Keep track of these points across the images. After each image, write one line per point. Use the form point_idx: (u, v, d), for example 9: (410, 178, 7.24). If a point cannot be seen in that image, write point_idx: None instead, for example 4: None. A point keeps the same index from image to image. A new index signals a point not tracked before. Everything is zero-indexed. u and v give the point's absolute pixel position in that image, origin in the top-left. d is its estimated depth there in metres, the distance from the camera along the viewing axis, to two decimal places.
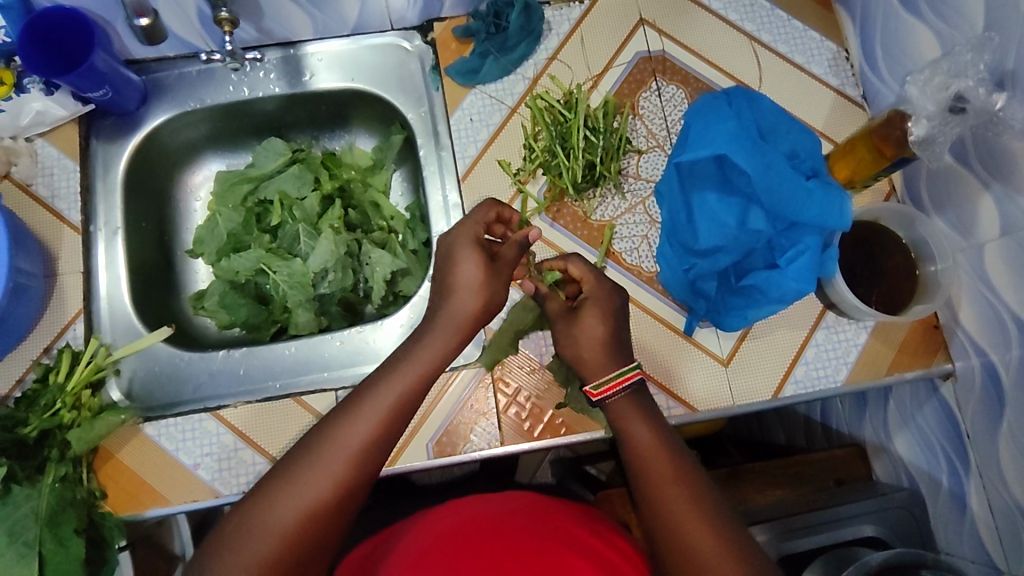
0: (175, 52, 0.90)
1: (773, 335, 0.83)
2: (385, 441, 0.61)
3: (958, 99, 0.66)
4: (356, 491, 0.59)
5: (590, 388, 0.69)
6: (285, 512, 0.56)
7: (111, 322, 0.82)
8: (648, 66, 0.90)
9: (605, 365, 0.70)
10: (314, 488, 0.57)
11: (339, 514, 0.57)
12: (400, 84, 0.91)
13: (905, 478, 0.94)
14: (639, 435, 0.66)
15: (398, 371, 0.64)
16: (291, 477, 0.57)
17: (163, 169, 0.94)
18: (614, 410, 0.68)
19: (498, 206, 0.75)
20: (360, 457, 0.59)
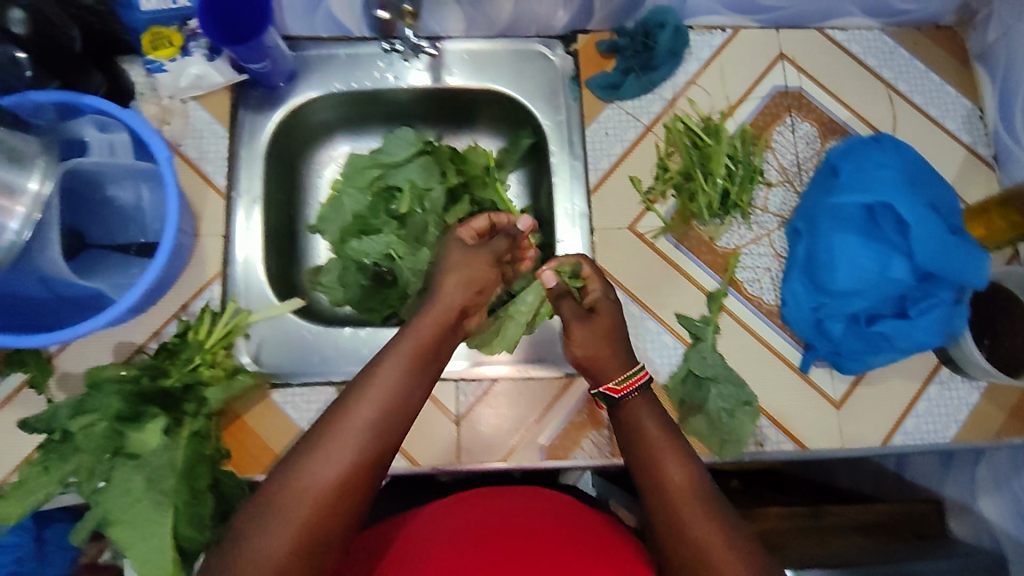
0: (328, 34, 0.93)
1: (887, 383, 0.84)
2: (393, 423, 0.60)
3: None
4: (370, 474, 0.58)
5: (613, 385, 0.73)
6: (307, 489, 0.55)
7: (245, 287, 0.85)
8: (784, 101, 0.92)
9: (615, 368, 0.74)
10: (327, 469, 0.56)
11: (353, 492, 0.56)
12: (539, 90, 0.93)
13: (987, 539, 0.96)
14: (651, 427, 0.68)
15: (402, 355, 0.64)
16: (304, 458, 0.56)
17: (298, 145, 0.97)
18: (630, 408, 0.71)
19: (491, 214, 0.83)
20: (369, 437, 0.58)
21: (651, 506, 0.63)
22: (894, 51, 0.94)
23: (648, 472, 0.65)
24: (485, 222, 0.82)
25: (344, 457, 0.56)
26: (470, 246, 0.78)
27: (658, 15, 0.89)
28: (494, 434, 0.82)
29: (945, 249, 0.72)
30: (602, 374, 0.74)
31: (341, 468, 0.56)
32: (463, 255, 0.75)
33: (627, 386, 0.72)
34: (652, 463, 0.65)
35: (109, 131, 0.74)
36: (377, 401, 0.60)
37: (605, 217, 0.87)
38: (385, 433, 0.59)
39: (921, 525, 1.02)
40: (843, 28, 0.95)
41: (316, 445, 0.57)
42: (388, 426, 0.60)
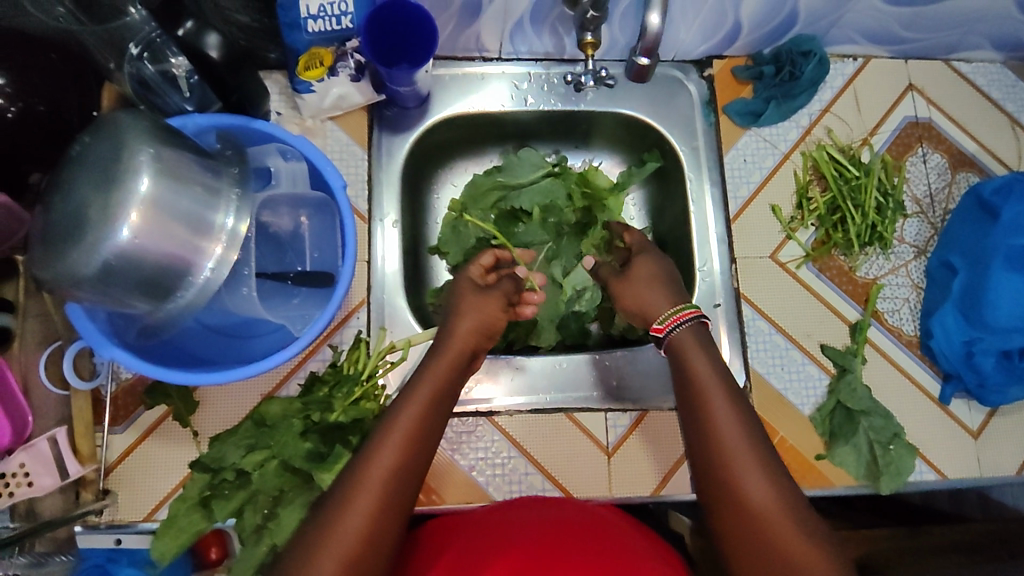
0: (463, 53, 0.91)
1: (1022, 413, 0.85)
2: (412, 474, 0.61)
3: None
4: (394, 524, 0.58)
5: (656, 325, 0.78)
6: (342, 541, 0.55)
7: (391, 316, 0.82)
8: (915, 131, 0.93)
9: (664, 306, 0.79)
10: (354, 519, 0.56)
11: (378, 542, 0.56)
12: (674, 115, 0.93)
13: None
14: (706, 372, 0.69)
15: (414, 406, 0.65)
16: (335, 510, 0.57)
17: (424, 165, 0.95)
18: (677, 340, 0.74)
19: (493, 250, 0.89)
20: (388, 483, 0.59)
21: (698, 460, 0.64)
22: (1017, 84, 0.96)
23: (706, 429, 0.65)
24: (488, 257, 0.88)
25: (363, 506, 0.57)
26: (480, 288, 0.83)
27: (803, 44, 0.88)
28: (644, 466, 0.82)
29: None
30: (649, 315, 0.81)
31: (364, 518, 0.56)
32: (479, 298, 0.81)
33: (669, 320, 0.77)
34: (706, 414, 0.65)
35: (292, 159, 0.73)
36: (393, 446, 0.61)
37: (746, 246, 0.88)
38: (404, 479, 0.60)
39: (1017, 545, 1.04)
40: (969, 60, 0.96)
41: (339, 498, 0.58)
42: (408, 474, 0.60)
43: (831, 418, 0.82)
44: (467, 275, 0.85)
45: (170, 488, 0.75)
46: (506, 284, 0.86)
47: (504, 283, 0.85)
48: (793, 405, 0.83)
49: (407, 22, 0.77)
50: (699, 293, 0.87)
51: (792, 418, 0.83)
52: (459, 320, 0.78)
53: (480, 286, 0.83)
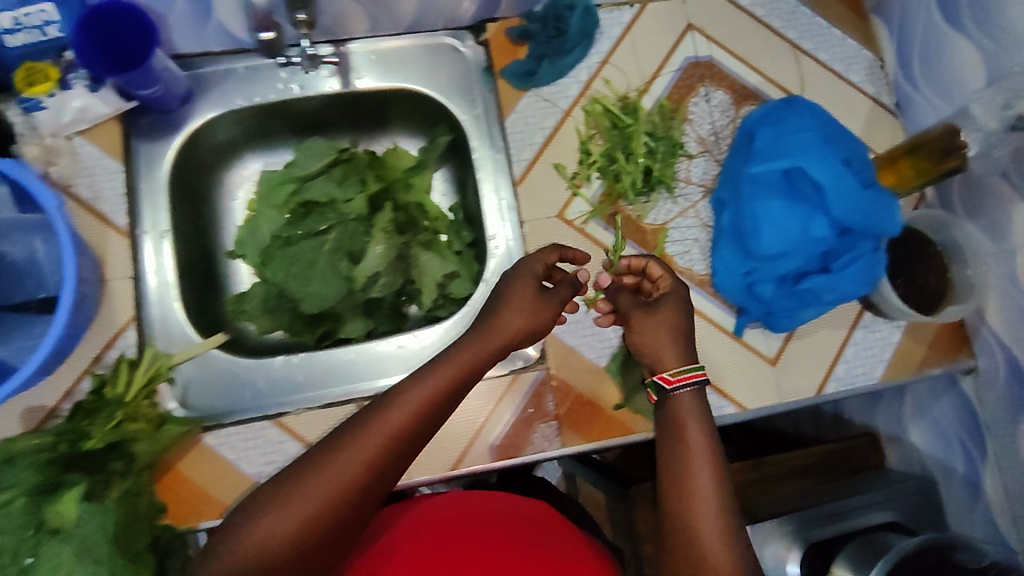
0: (221, 48, 0.87)
1: (816, 334, 0.86)
2: (417, 437, 0.62)
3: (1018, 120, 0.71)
4: (386, 479, 0.60)
5: (664, 375, 0.70)
6: (328, 484, 0.57)
7: (163, 329, 0.80)
8: (696, 71, 0.92)
9: (672, 357, 0.71)
10: (345, 470, 0.58)
11: (362, 494, 0.58)
12: (453, 84, 0.90)
13: (918, 465, 1.02)
14: (695, 435, 0.65)
15: (434, 379, 0.64)
16: (325, 456, 0.58)
17: (204, 167, 0.92)
18: (675, 404, 0.67)
19: (558, 248, 0.79)
20: (391, 442, 0.60)
21: (669, 505, 0.62)
22: (797, 11, 0.95)
23: (681, 485, 0.62)
24: (552, 255, 0.79)
25: (359, 458, 0.58)
26: (539, 291, 0.75)
27: None
28: (442, 444, 0.80)
29: (861, 204, 0.74)
30: (658, 361, 0.71)
31: (358, 469, 0.58)
32: (534, 301, 0.73)
33: (682, 378, 0.69)
34: (688, 482, 0.61)
35: None
36: (412, 406, 0.62)
37: (532, 210, 0.86)
38: (404, 443, 0.61)
39: (857, 460, 1.11)
40: None
41: (342, 440, 0.59)
42: (414, 439, 0.62)
43: (624, 366, 0.83)
44: (528, 266, 0.77)
45: None
46: (566, 288, 0.78)
47: (561, 290, 0.76)
48: (589, 359, 0.84)
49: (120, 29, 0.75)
50: (493, 262, 0.87)
51: (584, 373, 0.83)
52: (510, 315, 0.72)
53: (541, 289, 0.75)
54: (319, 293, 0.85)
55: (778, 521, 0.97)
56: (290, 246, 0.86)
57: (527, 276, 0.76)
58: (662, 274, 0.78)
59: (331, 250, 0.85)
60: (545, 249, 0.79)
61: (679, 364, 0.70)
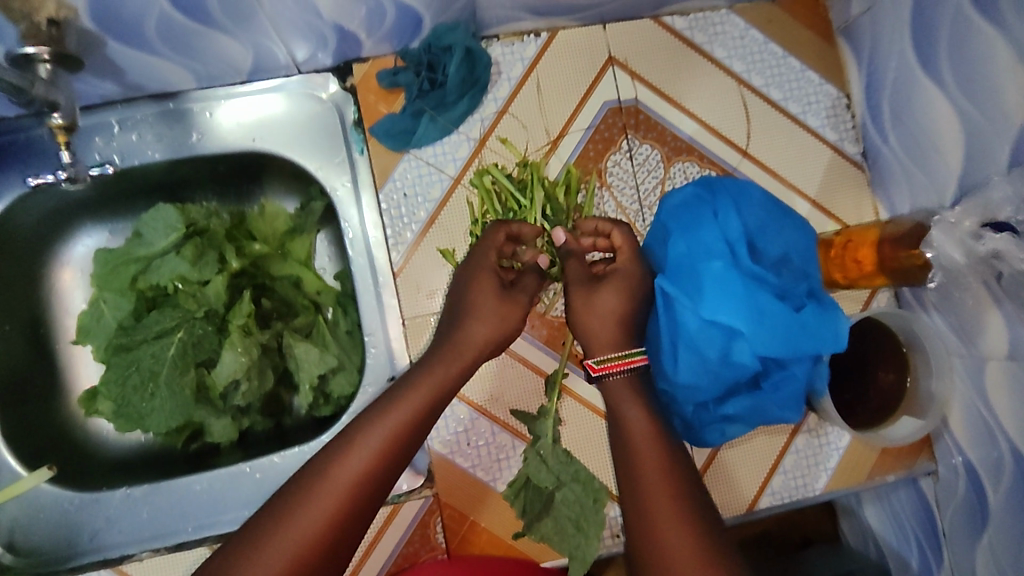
0: (17, 112, 0.70)
1: (751, 441, 0.75)
2: (384, 481, 0.53)
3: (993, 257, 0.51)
4: (353, 531, 0.51)
5: (590, 362, 0.59)
6: (287, 544, 0.48)
7: None
8: (617, 120, 0.75)
9: (615, 343, 0.59)
10: (311, 516, 0.49)
11: (330, 554, 0.49)
12: (316, 144, 0.74)
13: (873, 549, 0.91)
14: (635, 417, 0.56)
15: (402, 413, 0.56)
16: (288, 508, 0.50)
17: (27, 250, 0.76)
18: (611, 392, 0.58)
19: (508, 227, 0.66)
20: (357, 487, 0.51)
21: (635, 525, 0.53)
22: (745, 35, 0.77)
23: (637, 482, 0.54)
24: (501, 236, 0.66)
25: (324, 509, 0.50)
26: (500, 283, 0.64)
27: (443, 36, 0.69)
28: None
29: (792, 331, 0.61)
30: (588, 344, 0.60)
31: (325, 521, 0.49)
32: (496, 303, 0.63)
33: (610, 365, 0.58)
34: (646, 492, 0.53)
35: None
36: (375, 445, 0.53)
37: (413, 304, 0.72)
38: (373, 486, 0.52)
39: (807, 527, 1.00)
40: (683, 12, 0.77)
41: (303, 492, 0.50)
42: (381, 483, 0.53)
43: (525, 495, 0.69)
44: (483, 261, 0.64)
45: None
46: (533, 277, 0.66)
47: (527, 282, 0.65)
48: (483, 483, 0.72)
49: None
50: (370, 367, 0.73)
51: (478, 499, 0.71)
52: (474, 325, 0.62)
53: (500, 285, 0.64)
54: (164, 409, 0.72)
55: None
56: (131, 351, 0.72)
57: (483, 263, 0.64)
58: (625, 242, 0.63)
59: (175, 358, 0.72)
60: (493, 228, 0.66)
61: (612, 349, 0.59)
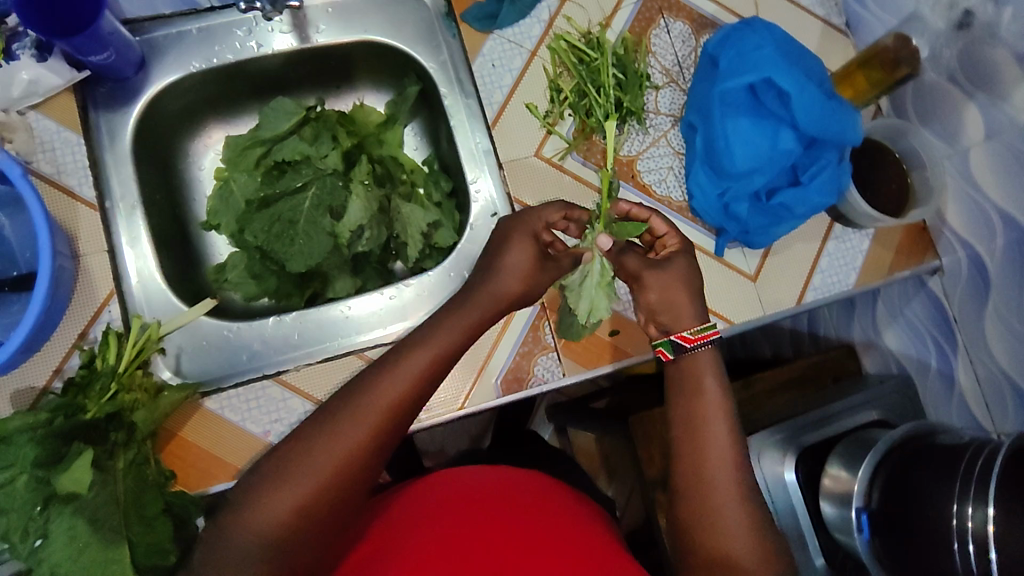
0: (172, 9, 0.84)
1: (792, 249, 0.90)
2: (412, 408, 0.62)
3: (965, 15, 0.80)
4: (387, 446, 0.60)
5: (687, 333, 0.75)
6: (331, 455, 0.57)
7: (147, 300, 0.79)
8: (655, 3, 0.93)
9: (692, 318, 0.77)
10: (356, 433, 0.58)
11: (370, 462, 0.59)
12: (415, 33, 0.90)
13: (894, 365, 1.09)
14: (712, 388, 0.72)
15: (430, 350, 0.64)
16: (332, 424, 0.58)
17: (166, 138, 0.89)
18: (695, 361, 0.74)
19: (566, 207, 0.79)
20: (393, 411, 0.60)
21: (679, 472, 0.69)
22: None
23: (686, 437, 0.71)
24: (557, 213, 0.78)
25: (368, 424, 0.59)
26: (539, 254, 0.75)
27: None
28: (444, 389, 0.81)
29: (823, 113, 0.78)
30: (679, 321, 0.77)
31: (368, 432, 0.59)
32: (535, 267, 0.74)
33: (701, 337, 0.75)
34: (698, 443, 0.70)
35: None
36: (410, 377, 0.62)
37: (509, 150, 0.87)
38: (406, 410, 0.61)
39: (840, 368, 1.11)
40: None
41: (345, 410, 0.59)
42: (410, 409, 0.62)
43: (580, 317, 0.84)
44: (533, 228, 0.76)
45: None
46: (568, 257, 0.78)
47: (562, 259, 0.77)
48: None
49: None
50: (476, 208, 0.88)
51: None
52: (507, 281, 0.72)
53: (538, 253, 0.75)
54: (304, 252, 0.83)
55: (768, 431, 0.98)
56: (271, 206, 0.84)
57: (532, 229, 0.76)
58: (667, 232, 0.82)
59: (311, 208, 0.84)
60: (550, 206, 0.78)
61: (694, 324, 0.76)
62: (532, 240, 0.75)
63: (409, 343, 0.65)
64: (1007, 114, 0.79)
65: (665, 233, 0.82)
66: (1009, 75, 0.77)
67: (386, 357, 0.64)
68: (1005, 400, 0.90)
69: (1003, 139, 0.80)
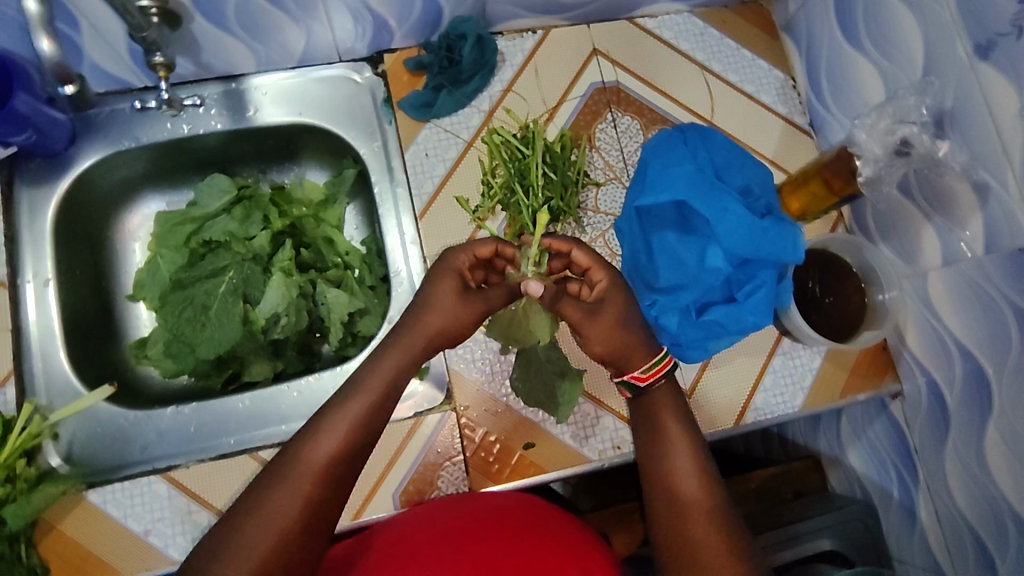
0: (106, 88, 0.83)
1: (733, 363, 0.85)
2: (349, 471, 0.59)
3: (904, 144, 0.71)
4: (323, 519, 0.57)
5: (636, 373, 0.69)
6: (266, 533, 0.53)
7: (46, 383, 0.77)
8: (602, 97, 0.90)
9: (641, 356, 0.70)
10: (286, 507, 0.55)
11: (306, 536, 0.55)
12: (351, 117, 0.88)
13: (858, 489, 1.01)
14: (673, 423, 0.67)
15: (359, 407, 0.61)
16: (262, 496, 0.56)
17: (97, 212, 0.89)
18: (657, 398, 0.69)
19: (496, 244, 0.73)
20: (325, 474, 0.57)
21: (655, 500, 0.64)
22: (705, 32, 0.94)
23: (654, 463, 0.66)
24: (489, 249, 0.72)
25: (297, 494, 0.56)
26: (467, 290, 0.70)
27: (458, 26, 0.84)
28: None
29: (751, 233, 0.73)
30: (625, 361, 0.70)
31: (296, 507, 0.55)
32: (457, 305, 0.68)
33: (653, 373, 0.69)
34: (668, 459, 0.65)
35: None
36: (331, 447, 0.59)
37: (436, 243, 0.84)
38: (341, 472, 0.59)
39: (801, 483, 1.08)
40: (652, 15, 0.94)
41: (278, 480, 0.57)
42: (346, 471, 0.59)
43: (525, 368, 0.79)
44: (454, 265, 0.70)
45: None
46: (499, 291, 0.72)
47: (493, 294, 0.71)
48: (499, 398, 0.81)
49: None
50: (397, 299, 0.85)
51: (492, 414, 0.81)
52: (428, 317, 0.67)
53: (463, 289, 0.69)
54: (214, 338, 0.80)
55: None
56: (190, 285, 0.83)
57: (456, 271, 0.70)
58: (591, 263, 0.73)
59: (225, 293, 0.82)
60: (476, 243, 0.72)
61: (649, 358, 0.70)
62: (456, 270, 0.70)
63: (330, 406, 0.62)
64: (963, 242, 0.72)
65: (590, 268, 0.73)
66: (965, 202, 0.71)
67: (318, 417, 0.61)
68: (965, 546, 0.81)
69: (959, 267, 0.73)
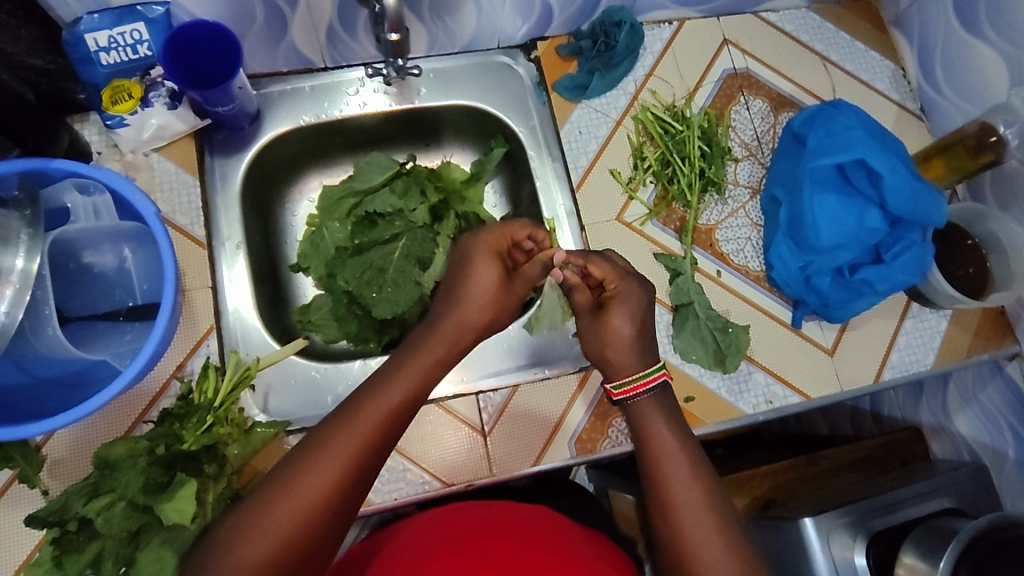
0: (289, 67, 0.90)
1: (868, 325, 0.91)
2: (396, 429, 0.63)
3: None
4: (367, 472, 0.60)
5: (612, 389, 0.74)
6: (312, 488, 0.57)
7: (244, 336, 0.82)
8: (735, 81, 0.98)
9: (630, 366, 0.74)
10: (333, 464, 0.58)
11: (353, 490, 0.59)
12: (510, 99, 0.95)
13: (967, 453, 1.05)
14: (661, 436, 0.70)
15: (420, 365, 0.68)
16: (311, 452, 0.59)
17: (269, 184, 0.94)
18: (638, 410, 0.73)
19: (533, 226, 0.79)
20: (375, 434, 0.61)
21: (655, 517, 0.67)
22: (822, 25, 1.02)
23: (654, 475, 0.68)
24: (525, 231, 0.79)
25: (345, 451, 0.59)
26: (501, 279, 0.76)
27: (614, 14, 0.92)
28: (520, 441, 0.82)
29: (912, 193, 0.81)
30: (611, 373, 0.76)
31: (345, 463, 0.59)
32: (498, 288, 0.75)
33: (631, 390, 0.73)
34: (662, 475, 0.68)
35: (90, 194, 0.70)
36: (385, 408, 0.63)
37: (593, 212, 0.90)
38: (389, 434, 0.62)
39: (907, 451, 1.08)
40: (774, 10, 1.02)
41: (329, 436, 0.60)
42: (392, 431, 0.63)
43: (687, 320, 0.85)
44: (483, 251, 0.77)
45: (29, 550, 0.71)
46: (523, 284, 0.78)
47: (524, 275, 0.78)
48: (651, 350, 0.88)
49: (195, 38, 0.76)
50: None
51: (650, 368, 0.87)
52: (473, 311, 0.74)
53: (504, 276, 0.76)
54: (391, 299, 0.86)
55: (837, 511, 0.90)
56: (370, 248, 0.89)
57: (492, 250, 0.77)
58: (608, 274, 0.78)
59: (400, 258, 0.88)
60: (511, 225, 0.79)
61: (630, 373, 0.74)
62: (488, 256, 0.76)
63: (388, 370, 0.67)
64: None
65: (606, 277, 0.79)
66: None
67: (373, 381, 0.66)
68: None
69: None
